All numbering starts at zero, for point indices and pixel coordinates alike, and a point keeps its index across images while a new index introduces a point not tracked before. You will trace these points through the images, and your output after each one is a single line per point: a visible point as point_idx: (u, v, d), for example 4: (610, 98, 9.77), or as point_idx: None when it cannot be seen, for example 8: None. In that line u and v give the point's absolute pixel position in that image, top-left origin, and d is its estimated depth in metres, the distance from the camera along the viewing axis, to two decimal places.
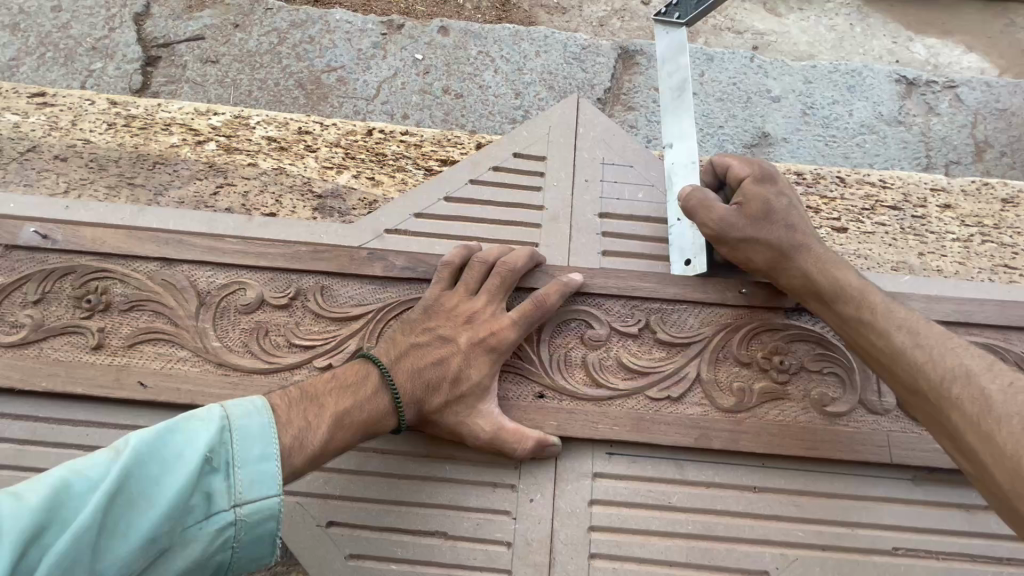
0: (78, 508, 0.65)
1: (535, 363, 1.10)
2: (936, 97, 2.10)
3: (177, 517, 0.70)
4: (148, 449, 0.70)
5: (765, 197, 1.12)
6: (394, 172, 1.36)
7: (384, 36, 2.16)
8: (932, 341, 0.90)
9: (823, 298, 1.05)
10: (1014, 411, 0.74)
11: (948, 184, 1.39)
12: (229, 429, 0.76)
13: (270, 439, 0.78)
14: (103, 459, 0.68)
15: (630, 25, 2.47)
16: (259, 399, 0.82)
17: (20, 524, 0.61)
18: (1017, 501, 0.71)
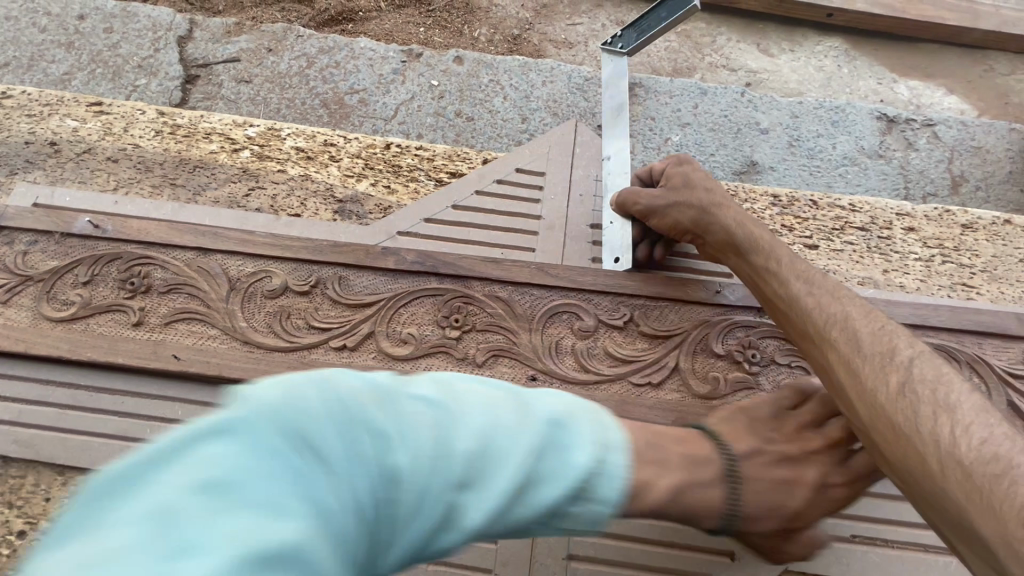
0: (273, 485, 0.39)
1: (529, 348, 1.22)
2: (915, 133, 2.25)
3: (430, 523, 0.50)
4: (479, 397, 0.58)
5: (686, 175, 1.28)
6: (408, 183, 1.51)
7: (404, 63, 2.36)
8: (823, 290, 1.02)
9: (740, 250, 1.17)
10: (878, 351, 0.87)
11: (913, 210, 1.50)
12: (489, 429, 0.54)
13: (540, 453, 0.55)
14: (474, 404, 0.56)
15: (631, 61, 2.68)
16: (497, 391, 0.58)
17: (221, 487, 0.38)
18: (873, 432, 0.83)
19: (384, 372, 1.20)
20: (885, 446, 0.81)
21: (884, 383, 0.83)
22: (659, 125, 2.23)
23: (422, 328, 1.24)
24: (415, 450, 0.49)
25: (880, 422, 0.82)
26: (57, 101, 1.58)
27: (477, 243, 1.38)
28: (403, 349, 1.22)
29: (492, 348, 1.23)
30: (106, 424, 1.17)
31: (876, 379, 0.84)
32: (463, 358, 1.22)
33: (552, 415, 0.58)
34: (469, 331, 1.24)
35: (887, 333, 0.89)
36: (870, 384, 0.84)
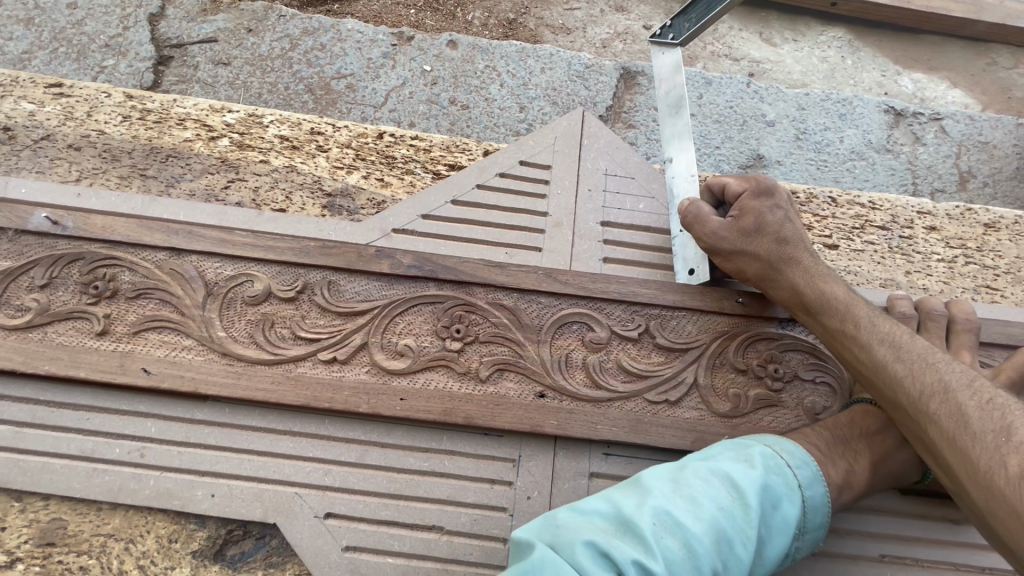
0: None
1: (536, 363, 1.13)
2: (922, 128, 2.19)
3: None
4: (684, 478, 0.88)
5: (760, 212, 1.16)
6: (403, 175, 1.40)
7: (394, 47, 2.23)
8: (914, 356, 0.96)
9: (812, 310, 1.10)
10: (989, 428, 0.81)
11: (934, 208, 1.44)
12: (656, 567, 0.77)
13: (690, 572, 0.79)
14: (683, 489, 0.86)
15: (632, 48, 2.59)
16: (670, 526, 0.81)
17: None
18: (993, 518, 0.79)
19: (378, 387, 1.10)
20: (1004, 532, 0.78)
21: (1001, 465, 0.77)
22: None
23: (420, 340, 1.14)
24: (671, 549, 0.79)
25: (1001, 510, 0.77)
26: (11, 82, 1.42)
27: (478, 241, 1.27)
28: (399, 362, 1.12)
29: (497, 362, 1.13)
30: (69, 444, 1.06)
31: (991, 460, 0.79)
32: (465, 373, 1.12)
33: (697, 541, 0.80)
34: (472, 343, 1.15)
35: (998, 407, 0.82)
36: (978, 467, 0.80)
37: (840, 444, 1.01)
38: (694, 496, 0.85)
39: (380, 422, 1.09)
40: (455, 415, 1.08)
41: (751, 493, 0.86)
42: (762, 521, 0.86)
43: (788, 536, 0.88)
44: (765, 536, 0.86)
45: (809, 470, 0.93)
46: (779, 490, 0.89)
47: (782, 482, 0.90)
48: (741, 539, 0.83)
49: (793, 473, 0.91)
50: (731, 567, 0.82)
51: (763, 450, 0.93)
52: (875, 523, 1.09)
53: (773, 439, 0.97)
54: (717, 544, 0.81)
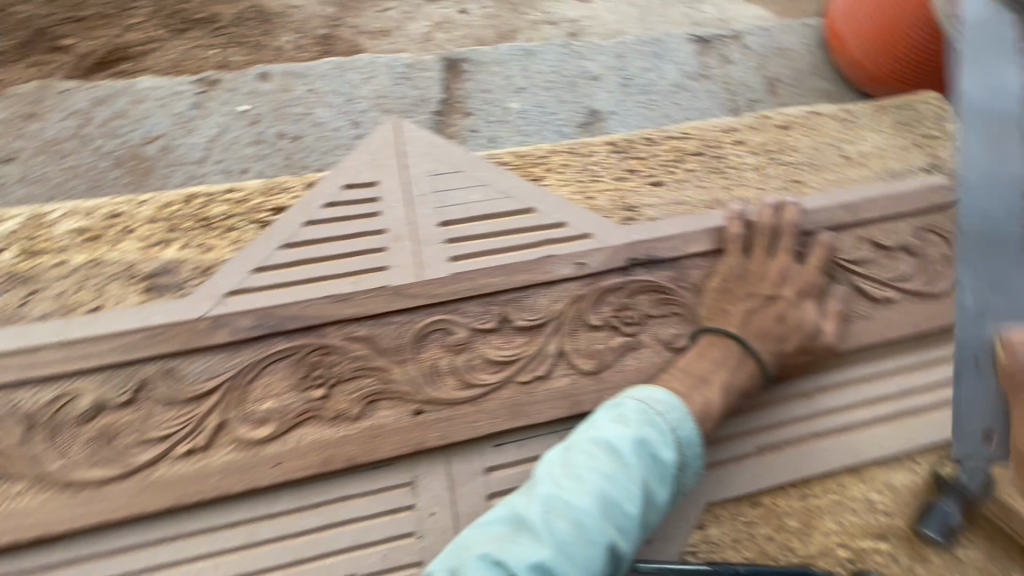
0: None
1: (405, 383, 1.12)
2: (727, 48, 2.37)
3: None
4: (567, 459, 0.91)
5: None
6: (225, 233, 1.30)
7: (201, 94, 2.07)
8: None
9: None
10: None
11: (736, 124, 1.57)
12: (552, 557, 0.80)
13: (587, 549, 0.82)
14: (567, 470, 0.89)
15: (453, 35, 2.59)
16: (560, 512, 0.84)
17: None
18: None
19: (247, 461, 1.05)
20: None
21: None
22: (496, 96, 2.17)
23: (281, 399, 1.10)
24: (562, 533, 0.82)
25: None
26: None
27: (321, 279, 1.23)
28: (264, 429, 1.07)
29: (365, 394, 1.11)
30: None
31: None
32: (336, 416, 1.09)
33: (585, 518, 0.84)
34: (337, 384, 1.12)
35: None
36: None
37: (693, 379, 1.06)
38: (577, 475, 0.89)
39: (260, 495, 1.05)
40: (336, 461, 1.06)
41: (628, 454, 0.90)
42: (645, 476, 0.91)
43: (671, 479, 0.94)
44: (652, 487, 0.92)
45: (678, 411, 0.98)
46: (655, 441, 0.94)
47: (656, 431, 0.95)
48: (627, 499, 0.87)
49: (664, 419, 0.97)
50: (624, 528, 0.87)
51: (636, 407, 0.97)
52: (750, 422, 1.18)
53: (644, 391, 1.01)
54: (605, 513, 0.86)
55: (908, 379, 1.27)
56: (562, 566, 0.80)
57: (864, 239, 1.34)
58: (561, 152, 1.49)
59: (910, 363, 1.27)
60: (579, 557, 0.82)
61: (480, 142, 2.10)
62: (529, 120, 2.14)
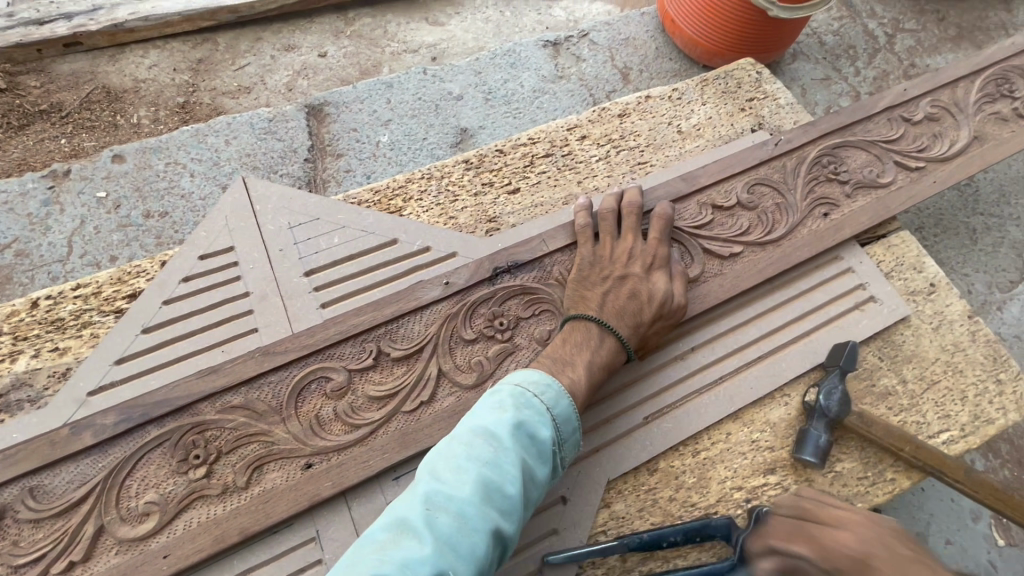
0: None
1: (290, 440, 1.12)
2: (577, 47, 2.51)
3: None
4: (449, 454, 0.94)
5: None
6: (80, 331, 1.26)
7: (52, 189, 1.98)
8: None
9: None
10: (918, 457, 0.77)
11: (578, 120, 1.67)
12: (435, 550, 0.82)
13: (470, 535, 0.86)
14: (449, 464, 0.92)
15: (316, 80, 2.60)
16: (442, 506, 0.87)
17: None
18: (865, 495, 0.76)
19: (135, 560, 1.02)
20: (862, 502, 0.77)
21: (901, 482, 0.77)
22: (364, 132, 2.20)
23: (161, 487, 1.07)
24: (444, 527, 0.85)
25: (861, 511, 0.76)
26: None
27: (189, 355, 1.21)
28: (147, 522, 1.05)
29: (251, 462, 1.10)
30: None
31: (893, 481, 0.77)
32: (224, 491, 1.08)
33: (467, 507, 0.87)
34: (219, 458, 1.10)
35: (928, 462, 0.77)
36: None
37: (558, 363, 1.12)
38: (458, 467, 0.92)
39: None
40: (229, 536, 1.04)
41: (505, 439, 0.95)
42: (523, 456, 0.96)
43: (550, 455, 1.00)
44: (531, 465, 0.97)
45: (553, 391, 1.04)
46: (531, 422, 0.99)
47: (532, 412, 1.00)
48: (507, 482, 0.92)
49: (539, 399, 1.02)
50: (506, 510, 0.91)
51: (513, 391, 1.02)
52: (633, 395, 1.25)
53: (519, 375, 1.06)
54: (485, 499, 0.89)
55: (768, 321, 1.37)
56: (448, 559, 0.82)
57: (703, 203, 1.46)
58: (417, 179, 1.53)
59: (767, 307, 1.38)
60: (463, 546, 0.85)
61: (356, 180, 2.11)
62: (402, 149, 2.18)
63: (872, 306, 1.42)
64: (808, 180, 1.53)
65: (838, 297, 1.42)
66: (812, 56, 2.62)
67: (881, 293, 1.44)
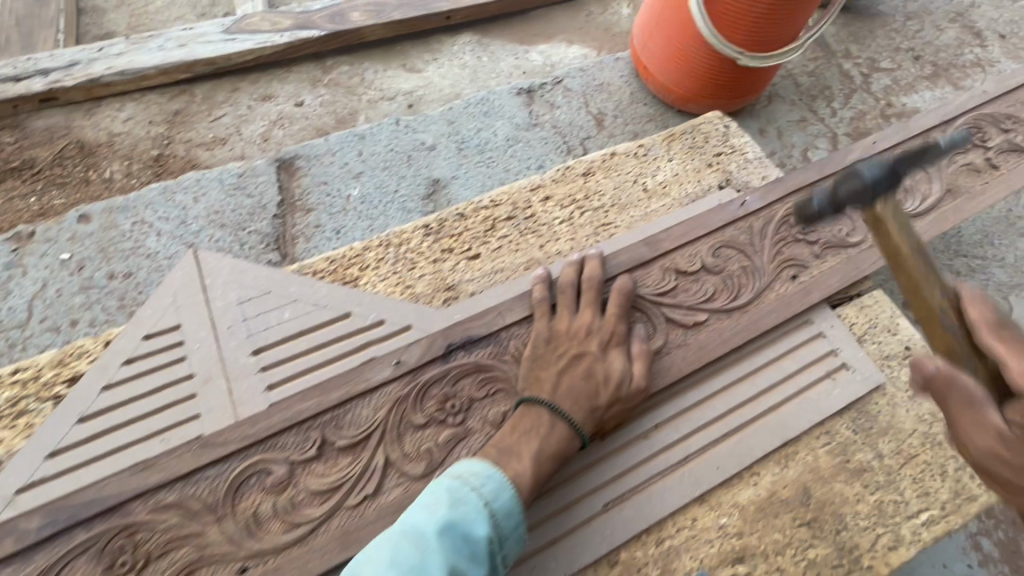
0: None
1: (223, 542, 1.06)
2: (552, 94, 2.51)
3: None
4: (375, 557, 0.92)
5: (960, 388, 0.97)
6: (15, 420, 1.22)
7: (16, 251, 1.96)
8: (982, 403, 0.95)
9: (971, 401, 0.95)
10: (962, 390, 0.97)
11: (541, 180, 1.64)
12: None
13: None
14: (374, 569, 0.90)
15: (292, 130, 2.60)
16: None
17: None
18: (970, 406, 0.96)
19: None
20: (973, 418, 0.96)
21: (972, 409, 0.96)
22: (335, 186, 2.18)
23: None
24: None
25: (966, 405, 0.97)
26: None
27: (126, 445, 1.16)
28: None
29: (181, 567, 1.04)
30: None
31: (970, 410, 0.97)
32: None
33: None
34: (148, 564, 1.05)
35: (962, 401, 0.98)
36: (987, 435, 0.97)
37: (502, 454, 1.08)
38: (382, 574, 0.89)
39: None
40: None
41: (433, 538, 0.92)
42: (454, 558, 0.92)
43: (486, 556, 0.96)
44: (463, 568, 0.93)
45: (494, 482, 1.02)
46: (466, 518, 0.96)
47: (467, 507, 0.98)
48: None
49: (477, 493, 1.00)
50: None
51: (449, 486, 1.01)
52: (592, 479, 1.19)
53: (461, 467, 1.05)
54: None
55: (736, 394, 1.31)
56: None
57: (667, 269, 1.42)
58: (375, 245, 1.50)
59: (734, 379, 1.32)
60: None
61: (326, 235, 2.08)
62: (373, 202, 2.16)
63: (844, 374, 1.37)
64: (776, 242, 1.49)
65: (808, 365, 1.37)
66: (788, 98, 2.62)
67: (853, 360, 1.39)
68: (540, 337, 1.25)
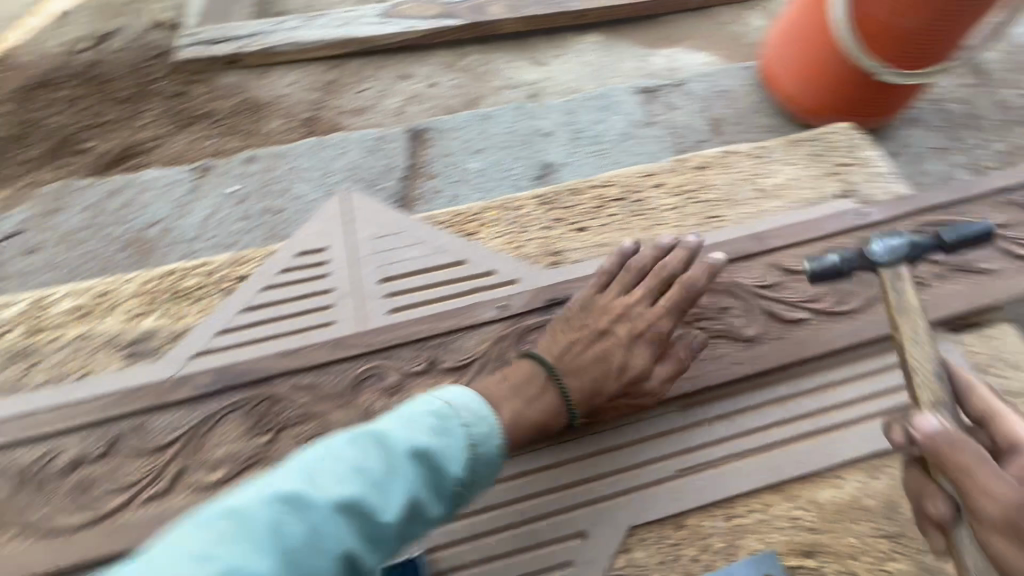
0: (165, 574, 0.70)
1: (342, 425, 1.25)
2: (671, 95, 2.56)
3: None
4: (351, 446, 0.89)
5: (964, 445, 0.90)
6: (196, 302, 1.50)
7: (197, 180, 2.35)
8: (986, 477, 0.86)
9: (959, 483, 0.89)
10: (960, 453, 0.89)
11: (656, 168, 1.71)
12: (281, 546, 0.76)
13: (320, 548, 0.78)
14: (336, 465, 0.85)
15: (424, 106, 2.86)
16: (309, 503, 0.80)
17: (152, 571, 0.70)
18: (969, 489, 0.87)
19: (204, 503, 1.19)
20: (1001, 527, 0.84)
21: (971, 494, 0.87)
22: (456, 159, 2.38)
23: (232, 447, 1.23)
24: (307, 521, 0.79)
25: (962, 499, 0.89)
26: None
27: (276, 335, 1.38)
28: (217, 473, 1.22)
29: (307, 438, 1.24)
30: None
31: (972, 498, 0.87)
32: (282, 459, 1.22)
33: (343, 506, 0.81)
34: (283, 430, 1.25)
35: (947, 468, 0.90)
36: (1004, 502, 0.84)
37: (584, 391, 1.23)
38: (340, 475, 0.84)
39: None
40: None
41: (396, 463, 0.89)
42: (410, 492, 0.88)
43: (444, 496, 0.93)
44: (414, 502, 0.89)
45: (484, 426, 1.00)
46: (443, 453, 0.92)
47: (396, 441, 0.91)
48: (384, 508, 0.85)
49: (464, 431, 0.97)
50: (365, 542, 0.83)
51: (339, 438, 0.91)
52: (666, 445, 1.26)
53: (454, 395, 1.02)
54: (358, 512, 0.82)
55: (827, 396, 1.30)
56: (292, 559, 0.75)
57: (772, 265, 1.44)
58: (496, 206, 1.64)
59: (829, 381, 1.31)
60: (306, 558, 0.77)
61: (444, 200, 2.29)
62: (488, 176, 2.34)
63: None
64: None
65: None
66: (929, 123, 2.46)
67: None
68: (642, 304, 1.29)
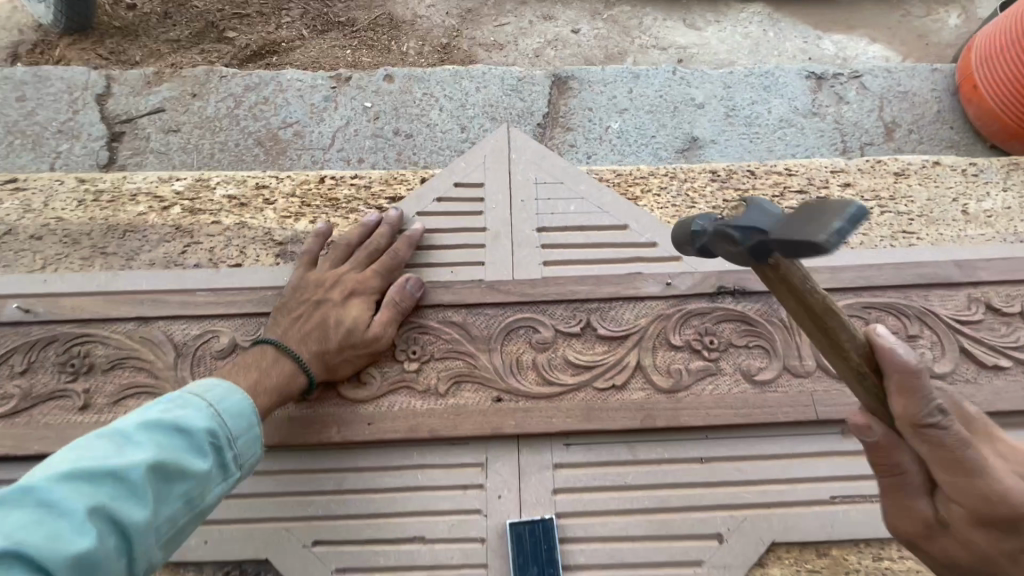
0: (96, 481, 0.72)
1: (489, 370, 1.22)
2: (844, 87, 2.30)
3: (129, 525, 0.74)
4: (102, 433, 0.80)
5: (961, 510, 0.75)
6: (348, 214, 1.47)
7: (334, 89, 2.31)
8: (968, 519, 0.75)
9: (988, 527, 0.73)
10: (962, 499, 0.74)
11: (845, 166, 1.54)
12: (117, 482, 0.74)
13: (135, 495, 0.76)
14: (88, 442, 0.77)
15: (563, 53, 2.70)
16: (126, 454, 0.77)
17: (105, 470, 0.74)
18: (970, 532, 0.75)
19: (346, 416, 1.18)
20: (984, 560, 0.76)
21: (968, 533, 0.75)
22: (598, 114, 2.24)
23: (378, 367, 1.22)
24: (127, 478, 0.75)
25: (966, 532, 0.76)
26: None
27: (426, 265, 1.33)
28: (361, 390, 1.20)
29: (453, 375, 1.22)
30: None
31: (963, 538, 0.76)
32: (426, 390, 1.21)
33: (143, 467, 0.77)
34: (428, 361, 1.23)
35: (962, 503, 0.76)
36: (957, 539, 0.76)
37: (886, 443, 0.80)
38: (111, 441, 0.79)
39: (354, 448, 1.17)
40: (421, 430, 1.17)
41: (133, 437, 0.80)
42: (124, 484, 0.75)
43: (229, 468, 0.92)
44: (160, 486, 0.80)
45: (219, 418, 0.92)
46: (171, 438, 0.83)
47: (195, 419, 0.88)
48: (148, 482, 0.78)
49: (205, 410, 0.91)
50: (154, 500, 0.79)
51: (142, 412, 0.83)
52: (825, 468, 1.16)
53: (210, 388, 0.96)
54: (160, 475, 0.79)
55: None
56: (118, 504, 0.73)
57: (975, 299, 1.27)
58: (661, 174, 1.54)
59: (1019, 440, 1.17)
60: (132, 507, 0.75)
61: (578, 156, 2.17)
62: (628, 140, 2.20)
63: None
64: None
65: None
66: None
67: None
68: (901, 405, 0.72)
